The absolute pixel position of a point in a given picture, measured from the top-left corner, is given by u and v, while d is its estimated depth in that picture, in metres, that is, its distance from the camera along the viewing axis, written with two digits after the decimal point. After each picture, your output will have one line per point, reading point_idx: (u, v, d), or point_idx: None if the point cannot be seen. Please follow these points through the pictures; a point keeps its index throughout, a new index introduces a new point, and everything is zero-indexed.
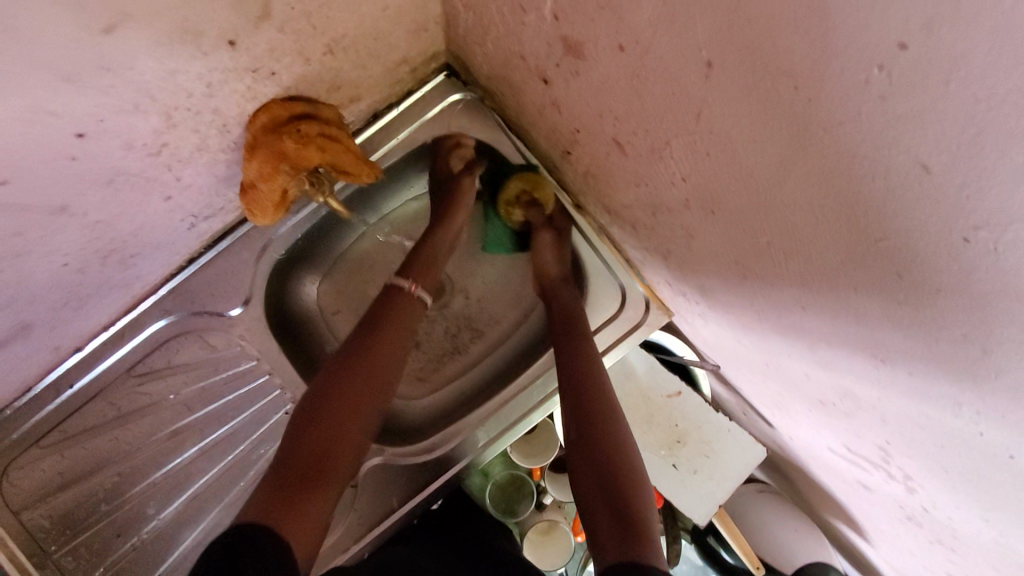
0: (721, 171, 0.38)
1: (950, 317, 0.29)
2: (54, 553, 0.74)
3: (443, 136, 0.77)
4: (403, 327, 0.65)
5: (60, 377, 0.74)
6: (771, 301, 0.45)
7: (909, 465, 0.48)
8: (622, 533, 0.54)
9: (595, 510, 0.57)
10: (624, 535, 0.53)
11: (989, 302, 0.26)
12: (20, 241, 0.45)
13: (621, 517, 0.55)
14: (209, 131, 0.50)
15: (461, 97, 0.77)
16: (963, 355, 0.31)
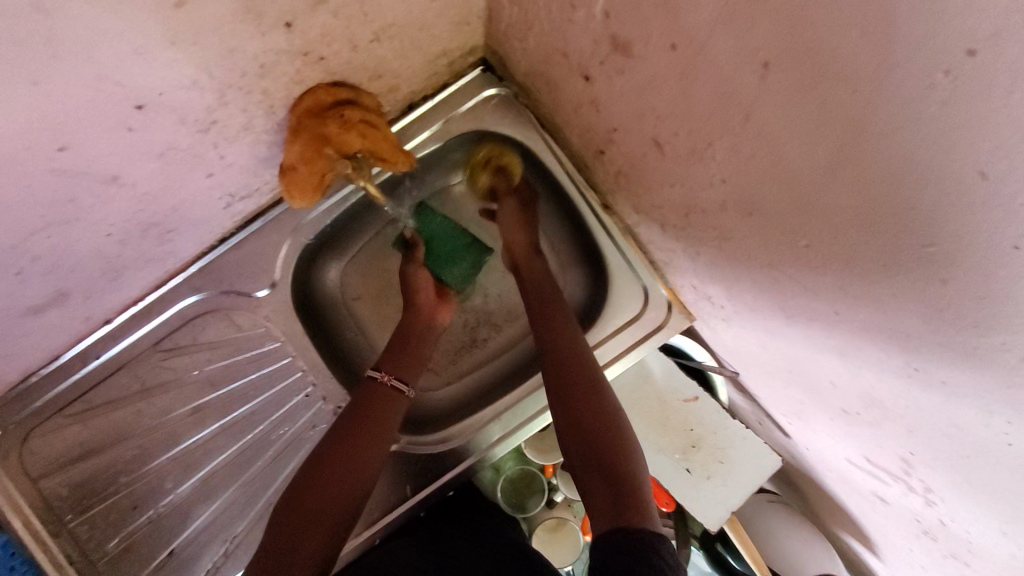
0: (764, 175, 0.39)
1: (997, 325, 0.29)
2: (70, 521, 0.75)
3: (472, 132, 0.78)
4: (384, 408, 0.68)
5: (87, 347, 0.76)
6: (804, 304, 0.46)
7: (930, 477, 0.48)
8: (618, 500, 0.56)
9: (590, 476, 0.60)
10: (619, 502, 0.56)
11: None
12: (72, 208, 0.46)
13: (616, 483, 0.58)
14: (256, 112, 0.51)
15: (496, 92, 0.78)
16: (1004, 366, 0.31)
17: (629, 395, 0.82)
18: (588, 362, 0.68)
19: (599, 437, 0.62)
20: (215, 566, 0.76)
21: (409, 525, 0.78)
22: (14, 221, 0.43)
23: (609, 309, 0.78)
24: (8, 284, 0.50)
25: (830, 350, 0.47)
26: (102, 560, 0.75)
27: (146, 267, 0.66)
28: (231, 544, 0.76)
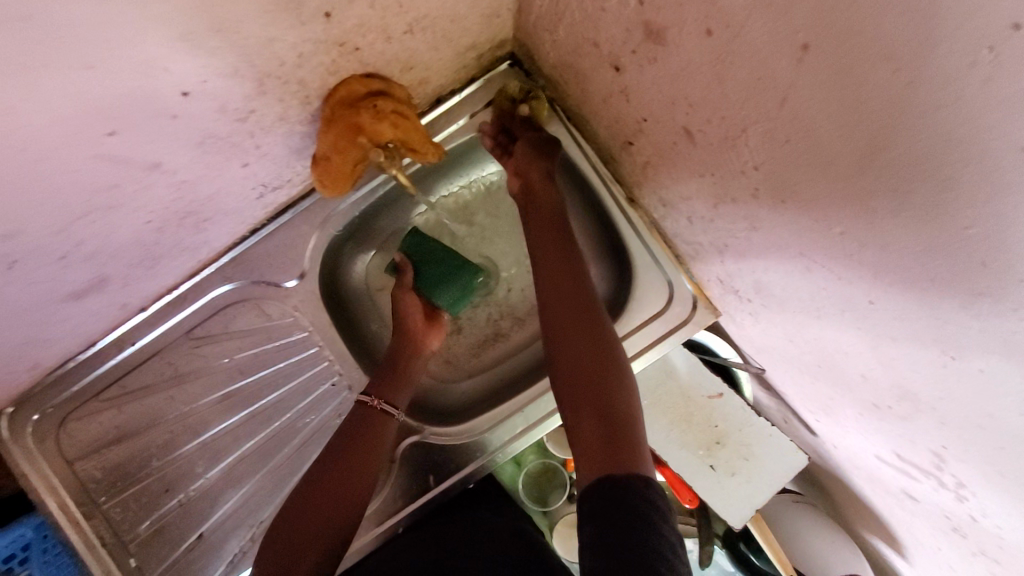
0: (800, 161, 0.39)
1: None
2: (105, 503, 0.77)
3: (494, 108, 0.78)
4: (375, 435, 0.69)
5: (123, 334, 0.78)
6: (836, 293, 0.46)
7: (963, 473, 0.47)
8: (608, 445, 0.56)
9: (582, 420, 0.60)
10: (607, 447, 0.55)
11: None
12: (117, 193, 0.47)
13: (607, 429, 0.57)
14: (292, 102, 0.52)
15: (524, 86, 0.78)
16: None
17: (652, 389, 0.81)
18: (588, 309, 0.66)
19: (593, 382, 0.61)
20: (241, 551, 0.77)
21: (429, 516, 0.79)
22: (63, 206, 0.44)
23: (634, 303, 0.78)
24: (54, 268, 0.52)
25: (861, 340, 0.47)
26: (134, 542, 0.77)
27: (181, 255, 0.68)
28: (257, 529, 0.78)
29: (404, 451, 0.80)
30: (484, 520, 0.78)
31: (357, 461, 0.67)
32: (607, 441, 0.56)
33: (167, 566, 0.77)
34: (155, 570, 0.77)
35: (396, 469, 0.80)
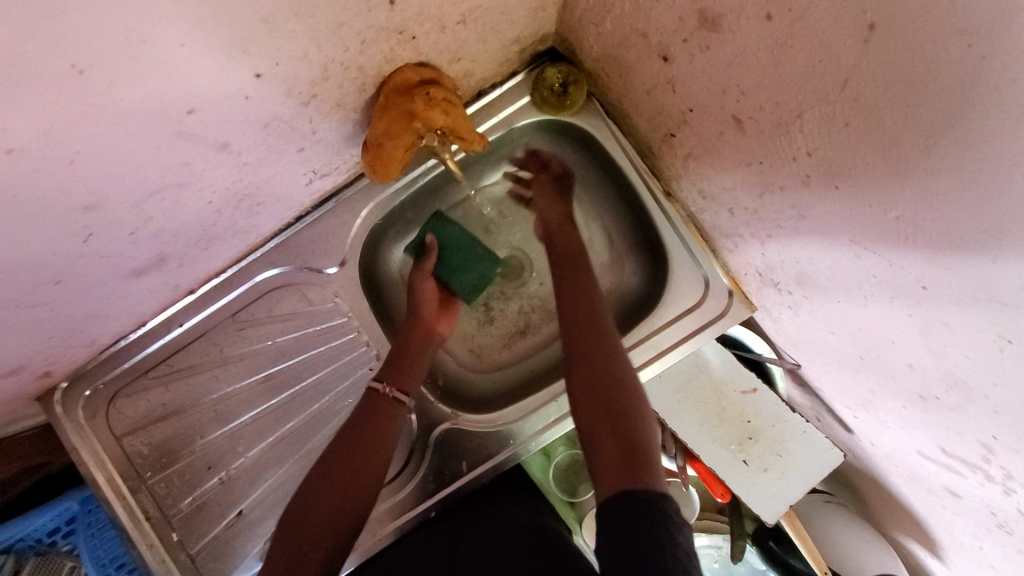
0: (860, 146, 0.39)
1: None
2: (150, 478, 0.80)
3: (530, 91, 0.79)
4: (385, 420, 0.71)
5: (172, 315, 0.81)
6: (886, 280, 0.46)
7: (1013, 463, 0.47)
8: (625, 463, 0.59)
9: (599, 439, 0.62)
10: (625, 465, 0.58)
11: None
12: (187, 171, 0.50)
13: (624, 448, 0.60)
14: (350, 89, 0.54)
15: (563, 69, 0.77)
16: None
17: (686, 383, 0.82)
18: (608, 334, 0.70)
19: (611, 403, 0.64)
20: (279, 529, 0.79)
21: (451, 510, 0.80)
22: (139, 181, 0.47)
23: (669, 297, 0.79)
24: (122, 243, 0.54)
25: (910, 327, 0.48)
26: (176, 517, 0.80)
27: (232, 239, 0.71)
28: None
29: (438, 436, 0.82)
30: (500, 527, 0.77)
31: (366, 442, 0.69)
32: (624, 459, 0.59)
33: (208, 541, 0.79)
34: (196, 545, 0.79)
35: (429, 453, 0.81)
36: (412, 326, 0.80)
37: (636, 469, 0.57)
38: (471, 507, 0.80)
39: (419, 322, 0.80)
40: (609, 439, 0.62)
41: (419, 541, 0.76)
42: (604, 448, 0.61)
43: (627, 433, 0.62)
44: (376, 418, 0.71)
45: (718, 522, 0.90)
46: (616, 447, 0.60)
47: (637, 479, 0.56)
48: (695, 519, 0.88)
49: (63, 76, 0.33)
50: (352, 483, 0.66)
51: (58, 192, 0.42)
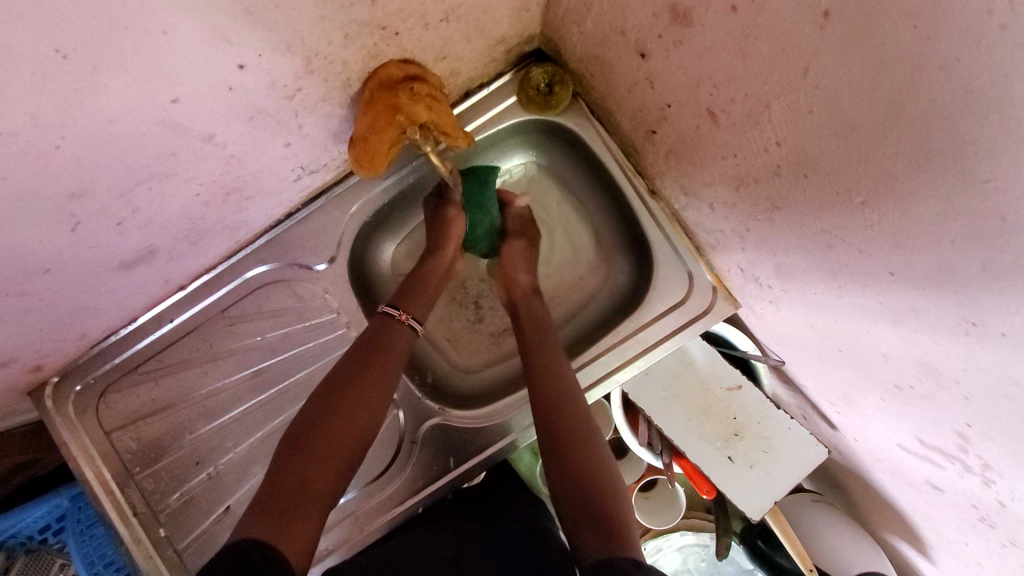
0: (824, 134, 0.40)
1: None
2: (139, 475, 0.81)
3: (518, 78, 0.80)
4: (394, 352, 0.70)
5: (163, 311, 0.82)
6: (857, 267, 0.47)
7: (988, 452, 0.47)
8: (603, 531, 0.58)
9: (577, 506, 0.61)
10: (606, 529, 0.58)
11: None
12: (173, 161, 0.51)
13: (602, 518, 0.59)
14: (335, 84, 0.56)
15: (549, 69, 0.78)
16: None
17: (672, 380, 0.82)
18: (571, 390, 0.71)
19: (583, 472, 0.64)
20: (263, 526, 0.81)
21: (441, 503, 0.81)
22: (126, 170, 0.48)
23: (654, 293, 0.80)
24: (110, 233, 0.55)
25: (882, 316, 0.48)
26: (163, 512, 0.81)
27: (221, 234, 0.72)
28: None
29: (425, 432, 0.82)
30: (486, 526, 0.76)
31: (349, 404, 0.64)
32: (603, 527, 0.58)
33: (196, 536, 0.81)
34: (184, 540, 0.81)
35: (417, 450, 0.82)
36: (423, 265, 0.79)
37: (615, 534, 0.57)
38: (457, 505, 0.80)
39: (434, 260, 0.79)
40: (588, 511, 0.61)
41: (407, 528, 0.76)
42: (582, 521, 0.60)
43: (605, 503, 0.61)
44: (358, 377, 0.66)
45: (706, 521, 0.90)
46: (594, 517, 0.60)
47: (619, 548, 0.55)
48: (682, 518, 0.88)
49: (48, 59, 0.35)
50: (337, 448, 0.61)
51: (44, 177, 0.43)
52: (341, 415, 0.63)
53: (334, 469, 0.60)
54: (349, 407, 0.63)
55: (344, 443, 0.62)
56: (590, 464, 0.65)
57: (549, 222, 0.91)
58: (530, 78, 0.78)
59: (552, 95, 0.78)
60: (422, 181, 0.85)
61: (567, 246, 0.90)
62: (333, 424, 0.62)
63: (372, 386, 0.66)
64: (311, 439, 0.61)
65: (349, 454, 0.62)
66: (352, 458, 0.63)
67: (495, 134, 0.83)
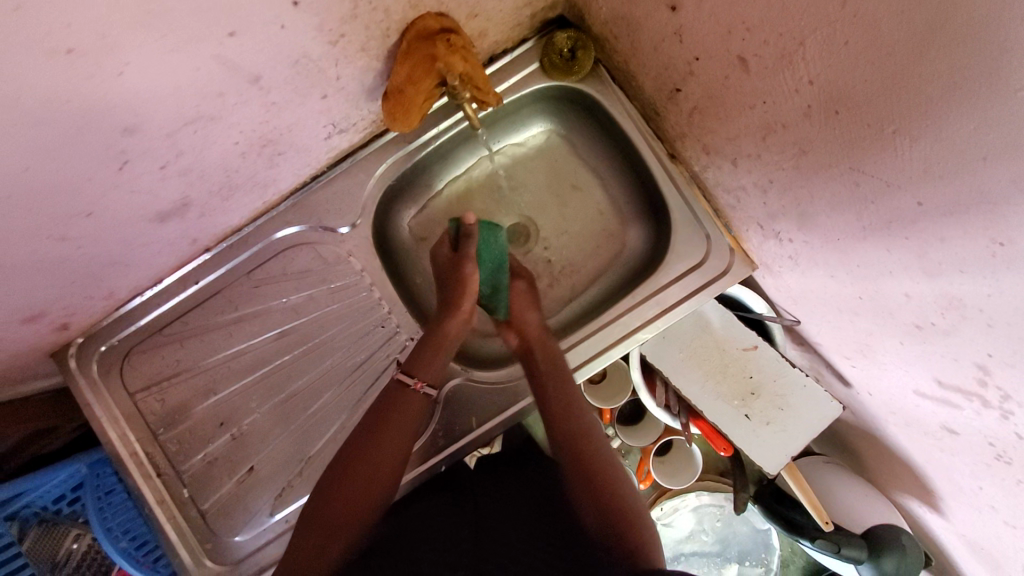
0: (858, 63, 0.43)
1: None
2: (162, 434, 0.82)
3: (542, 42, 0.81)
4: (408, 413, 0.72)
5: (189, 272, 0.83)
6: (885, 205, 0.49)
7: (1008, 379, 0.50)
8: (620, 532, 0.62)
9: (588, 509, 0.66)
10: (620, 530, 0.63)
11: None
12: (220, 102, 0.52)
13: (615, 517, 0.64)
14: (374, 34, 0.57)
15: (569, 33, 0.80)
16: None
17: (688, 341, 0.84)
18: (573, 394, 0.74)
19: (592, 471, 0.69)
20: (288, 484, 0.81)
21: (489, 495, 0.73)
22: (177, 108, 0.49)
23: (673, 255, 0.81)
24: (153, 177, 0.56)
25: (907, 251, 0.50)
26: (187, 473, 0.82)
27: (252, 192, 0.73)
28: (306, 464, 0.82)
29: (448, 392, 0.83)
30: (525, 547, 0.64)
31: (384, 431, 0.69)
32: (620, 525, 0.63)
33: (219, 497, 0.82)
34: (208, 501, 0.82)
35: (440, 409, 0.83)
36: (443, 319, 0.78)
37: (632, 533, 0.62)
38: (464, 492, 0.74)
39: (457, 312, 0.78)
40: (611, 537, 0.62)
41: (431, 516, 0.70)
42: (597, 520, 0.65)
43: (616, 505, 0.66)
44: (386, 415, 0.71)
45: (720, 482, 0.91)
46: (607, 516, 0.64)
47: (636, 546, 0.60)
48: (697, 479, 0.89)
49: None
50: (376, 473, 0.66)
51: (104, 107, 0.44)
52: (376, 443, 0.68)
53: (376, 482, 0.66)
54: (384, 434, 0.69)
55: (384, 458, 0.67)
56: (616, 498, 0.66)
57: (566, 190, 0.92)
58: (553, 44, 0.80)
59: (575, 59, 0.80)
60: (443, 148, 0.86)
61: (583, 215, 0.92)
62: (370, 449, 0.67)
63: (401, 413, 0.71)
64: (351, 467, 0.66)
65: (391, 469, 0.67)
66: (392, 467, 0.68)
67: (518, 100, 0.85)
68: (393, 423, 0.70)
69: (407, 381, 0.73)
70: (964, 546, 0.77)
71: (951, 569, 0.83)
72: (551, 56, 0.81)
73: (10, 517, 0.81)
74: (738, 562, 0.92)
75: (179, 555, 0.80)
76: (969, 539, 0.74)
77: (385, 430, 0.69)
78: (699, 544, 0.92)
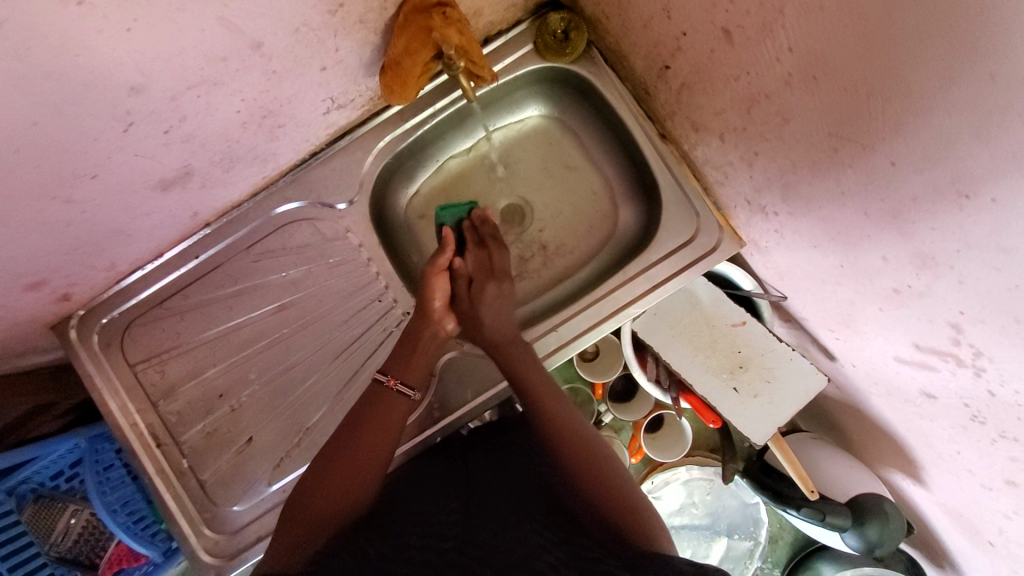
0: (833, 27, 0.45)
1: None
2: (162, 406, 0.84)
3: (537, 23, 0.84)
4: (387, 409, 0.71)
5: (189, 247, 0.84)
6: (862, 168, 0.51)
7: (980, 337, 0.51)
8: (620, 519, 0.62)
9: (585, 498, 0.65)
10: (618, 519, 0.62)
11: None
12: (222, 66, 0.54)
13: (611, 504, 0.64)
14: (372, 5, 0.59)
15: (562, 15, 0.82)
16: None
17: (678, 317, 0.86)
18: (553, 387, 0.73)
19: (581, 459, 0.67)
20: (286, 456, 0.83)
21: (481, 463, 0.74)
22: (180, 69, 0.51)
23: (664, 232, 0.83)
24: (156, 142, 0.58)
25: (883, 213, 0.52)
26: (186, 444, 0.83)
27: (251, 166, 0.74)
28: (304, 436, 0.83)
29: (444, 364, 0.85)
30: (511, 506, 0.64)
31: (382, 409, 0.71)
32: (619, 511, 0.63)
33: (217, 469, 0.83)
34: (207, 472, 0.83)
35: (435, 381, 0.84)
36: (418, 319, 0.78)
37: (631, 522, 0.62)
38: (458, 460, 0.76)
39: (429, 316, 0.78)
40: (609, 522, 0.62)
41: (423, 481, 0.71)
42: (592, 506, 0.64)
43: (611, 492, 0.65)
44: (383, 397, 0.72)
45: (710, 457, 0.94)
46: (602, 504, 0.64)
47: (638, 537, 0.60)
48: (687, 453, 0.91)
49: None
50: (377, 446, 0.68)
51: (110, 62, 0.46)
52: (375, 416, 0.70)
53: (380, 455, 0.68)
54: (381, 411, 0.71)
55: (384, 431, 0.69)
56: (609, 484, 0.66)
57: (560, 171, 0.94)
58: (546, 25, 0.82)
59: (568, 40, 0.83)
60: (439, 127, 0.88)
61: (576, 195, 0.94)
62: (372, 420, 0.70)
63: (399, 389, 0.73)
64: (352, 437, 0.68)
65: (390, 440, 0.69)
66: (393, 439, 0.70)
67: (513, 80, 0.87)
68: (391, 397, 0.72)
69: (381, 380, 0.74)
70: (945, 516, 0.79)
71: (933, 541, 0.85)
72: (544, 37, 0.83)
73: (10, 492, 0.83)
74: (727, 535, 0.95)
75: (177, 524, 0.81)
76: (950, 508, 0.76)
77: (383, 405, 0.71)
78: (689, 518, 0.95)
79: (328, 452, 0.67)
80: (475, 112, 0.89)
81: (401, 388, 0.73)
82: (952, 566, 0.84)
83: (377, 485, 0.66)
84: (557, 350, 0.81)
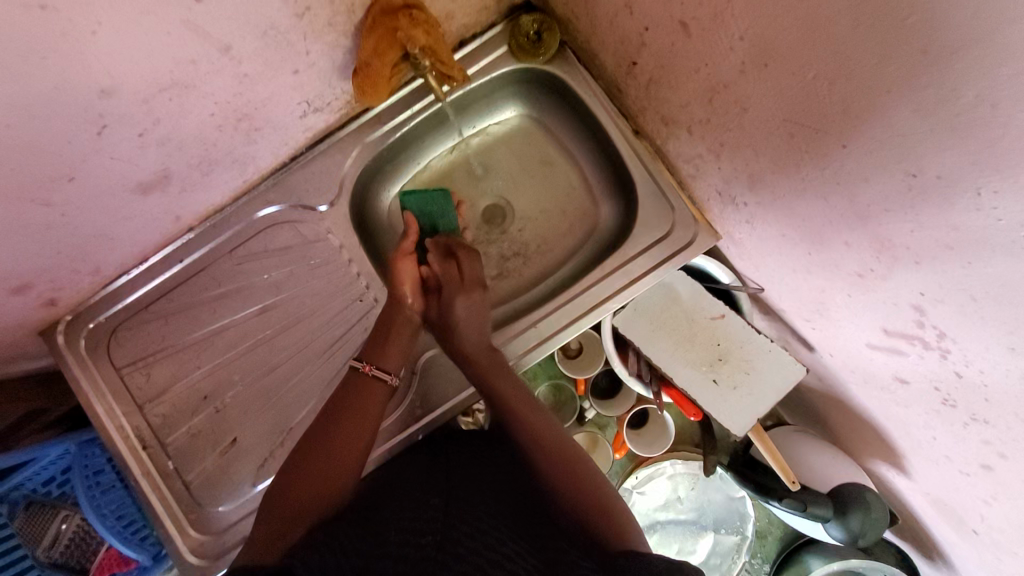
0: (779, 13, 0.46)
1: (962, 70, 0.36)
2: (148, 408, 0.85)
3: (512, 25, 0.85)
4: (365, 399, 0.72)
5: (174, 252, 0.86)
6: (816, 153, 0.52)
7: (941, 317, 0.51)
8: (602, 525, 0.61)
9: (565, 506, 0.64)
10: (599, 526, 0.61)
11: (994, 34, 0.33)
12: (192, 69, 0.56)
13: (593, 511, 0.63)
14: (340, 9, 0.61)
15: (535, 17, 0.84)
16: (974, 118, 0.37)
17: (658, 311, 0.86)
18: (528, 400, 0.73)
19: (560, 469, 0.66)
20: (270, 456, 0.83)
21: (462, 450, 0.73)
22: (151, 73, 0.54)
23: (640, 228, 0.84)
24: (131, 145, 0.60)
25: (841, 197, 0.53)
26: (172, 446, 0.84)
27: (230, 169, 0.76)
28: (287, 435, 0.84)
29: (425, 362, 0.85)
30: (489, 490, 0.64)
31: (357, 403, 0.71)
32: (601, 517, 0.62)
33: (202, 470, 0.84)
34: (192, 474, 0.84)
35: (416, 378, 0.85)
36: (393, 311, 0.79)
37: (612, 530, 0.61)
38: (443, 443, 0.76)
39: (404, 309, 0.79)
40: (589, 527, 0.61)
41: (404, 469, 0.71)
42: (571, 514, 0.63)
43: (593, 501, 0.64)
44: (363, 391, 0.73)
45: (694, 452, 0.94)
46: (582, 511, 0.63)
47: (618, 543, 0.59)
48: (670, 447, 0.91)
49: None
50: (352, 439, 0.68)
51: (79, 66, 0.48)
52: (353, 410, 0.71)
53: (358, 449, 0.68)
54: (358, 401, 0.72)
55: (360, 424, 0.69)
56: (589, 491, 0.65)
57: (539, 170, 0.96)
58: (522, 26, 0.84)
59: (542, 39, 0.84)
60: (418, 129, 0.90)
61: (556, 194, 0.95)
62: (350, 412, 0.70)
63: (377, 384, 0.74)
64: (329, 432, 0.68)
65: (366, 433, 0.69)
66: (371, 430, 0.70)
67: (489, 83, 0.88)
68: (371, 392, 0.73)
69: (358, 366, 0.75)
70: (929, 506, 0.78)
71: (920, 532, 0.84)
72: (518, 38, 0.85)
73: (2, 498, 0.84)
74: (714, 530, 0.95)
75: (163, 525, 0.82)
76: (933, 497, 0.76)
77: (359, 400, 0.72)
78: (675, 513, 0.95)
79: (306, 448, 0.68)
80: (454, 113, 0.90)
81: (378, 373, 0.73)
82: (940, 557, 0.83)
83: (354, 479, 0.67)
84: (537, 347, 0.81)
